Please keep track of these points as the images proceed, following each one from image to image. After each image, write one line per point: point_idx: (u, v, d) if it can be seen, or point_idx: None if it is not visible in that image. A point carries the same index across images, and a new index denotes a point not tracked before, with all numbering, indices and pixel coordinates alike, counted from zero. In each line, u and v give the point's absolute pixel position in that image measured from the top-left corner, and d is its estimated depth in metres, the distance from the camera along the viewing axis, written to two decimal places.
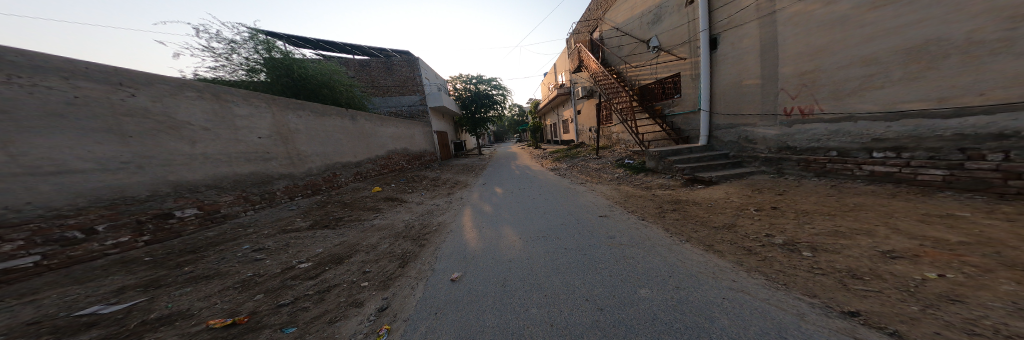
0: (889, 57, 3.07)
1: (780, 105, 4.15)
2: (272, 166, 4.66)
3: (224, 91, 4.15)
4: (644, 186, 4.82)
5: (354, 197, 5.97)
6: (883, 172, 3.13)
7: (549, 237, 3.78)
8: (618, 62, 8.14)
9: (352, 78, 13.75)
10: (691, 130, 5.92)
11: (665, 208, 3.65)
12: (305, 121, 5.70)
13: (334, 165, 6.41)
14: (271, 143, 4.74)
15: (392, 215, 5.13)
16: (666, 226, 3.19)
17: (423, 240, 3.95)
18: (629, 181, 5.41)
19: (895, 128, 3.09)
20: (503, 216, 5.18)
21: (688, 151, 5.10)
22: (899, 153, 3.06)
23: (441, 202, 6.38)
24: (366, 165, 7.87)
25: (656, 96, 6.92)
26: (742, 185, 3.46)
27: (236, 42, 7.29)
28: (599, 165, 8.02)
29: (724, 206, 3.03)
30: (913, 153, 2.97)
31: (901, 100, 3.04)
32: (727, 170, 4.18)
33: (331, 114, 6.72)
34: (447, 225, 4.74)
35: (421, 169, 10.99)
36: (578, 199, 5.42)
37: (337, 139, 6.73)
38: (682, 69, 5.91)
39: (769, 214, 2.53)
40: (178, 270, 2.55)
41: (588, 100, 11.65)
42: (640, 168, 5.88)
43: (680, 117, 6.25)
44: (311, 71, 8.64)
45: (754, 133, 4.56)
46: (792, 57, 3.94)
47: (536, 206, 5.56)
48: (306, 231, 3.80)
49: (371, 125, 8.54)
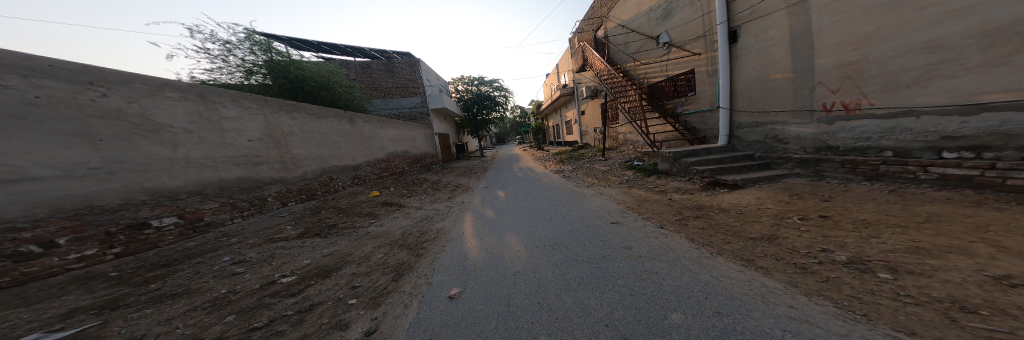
0: (960, 41, 2.66)
1: (818, 100, 3.81)
2: (263, 171, 4.40)
3: (210, 92, 3.90)
4: (658, 189, 4.48)
5: (351, 202, 5.70)
6: (958, 177, 2.66)
7: (557, 247, 3.45)
8: (624, 61, 7.84)
9: (353, 80, 13.64)
10: (708, 129, 5.57)
11: (686, 215, 3.29)
12: (299, 123, 5.45)
13: (330, 169, 6.16)
14: (262, 145, 4.48)
15: (388, 221, 4.81)
16: (690, 235, 2.83)
17: (420, 250, 3.63)
18: (641, 184, 5.07)
19: (972, 124, 2.67)
20: (506, 222, 4.86)
21: (707, 152, 4.71)
22: (980, 154, 2.63)
23: (441, 206, 6.06)
24: (365, 169, 7.61)
25: (667, 95, 6.58)
26: (774, 189, 3.10)
27: (231, 42, 7.06)
28: (606, 167, 7.68)
29: (758, 212, 2.67)
30: (1000, 153, 2.51)
31: (979, 91, 2.61)
32: (754, 171, 3.77)
33: (328, 116, 6.48)
34: (447, 232, 4.42)
35: (422, 172, 10.73)
36: (586, 203, 5.10)
37: (334, 141, 6.48)
38: (697, 65, 5.58)
39: (820, 224, 2.15)
40: (144, 287, 2.22)
41: (593, 101, 11.36)
42: (652, 170, 5.53)
43: (695, 116, 5.91)
44: (309, 73, 8.47)
45: (785, 132, 4.22)
46: (832, 47, 3.58)
47: (542, 211, 5.22)
48: (294, 240, 3.50)
49: (370, 127, 8.30)
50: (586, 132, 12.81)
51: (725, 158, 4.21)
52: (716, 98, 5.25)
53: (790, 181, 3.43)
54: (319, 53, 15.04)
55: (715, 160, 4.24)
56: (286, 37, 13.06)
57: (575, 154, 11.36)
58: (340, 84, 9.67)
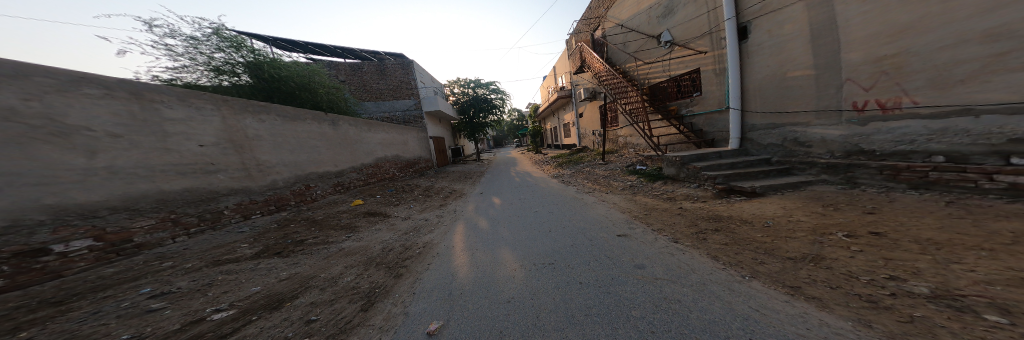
0: None
1: (847, 99, 3.46)
2: (218, 180, 3.85)
3: (148, 89, 3.36)
4: (666, 197, 4.18)
5: (329, 213, 5.14)
6: None
7: (558, 265, 3.04)
8: (624, 61, 7.61)
9: (342, 82, 13.05)
10: (716, 132, 5.28)
11: (705, 228, 2.90)
12: (268, 126, 4.90)
13: (307, 176, 5.60)
14: (216, 150, 3.92)
15: (370, 234, 4.30)
16: (712, 252, 2.46)
17: (400, 268, 3.15)
18: (646, 191, 4.81)
19: None
20: (501, 233, 4.42)
21: (717, 157, 4.40)
22: None
23: (430, 216, 5.56)
24: (349, 175, 7.06)
25: (670, 96, 6.33)
26: (801, 198, 2.77)
27: (196, 38, 6.44)
28: (607, 171, 7.37)
29: (792, 226, 2.31)
30: None
31: None
32: (772, 178, 3.47)
33: (306, 118, 5.94)
34: (433, 246, 3.95)
35: (415, 177, 10.21)
36: (587, 212, 4.84)
37: (312, 146, 5.94)
38: (702, 64, 5.32)
39: (871, 242, 1.79)
40: (8, 338, 1.66)
41: (591, 103, 11.15)
42: (656, 175, 5.26)
43: (700, 117, 5.63)
44: (287, 72, 7.92)
45: (808, 134, 3.88)
46: (862, 40, 3.24)
47: (539, 222, 4.81)
48: (246, 262, 2.96)
49: (356, 130, 7.76)
50: (585, 135, 12.58)
51: (740, 163, 3.89)
52: (725, 99, 4.96)
53: (816, 188, 3.12)
54: (308, 55, 14.44)
55: (727, 164, 3.92)
56: (271, 38, 12.45)
57: (574, 158, 11.03)
58: (323, 84, 9.13)
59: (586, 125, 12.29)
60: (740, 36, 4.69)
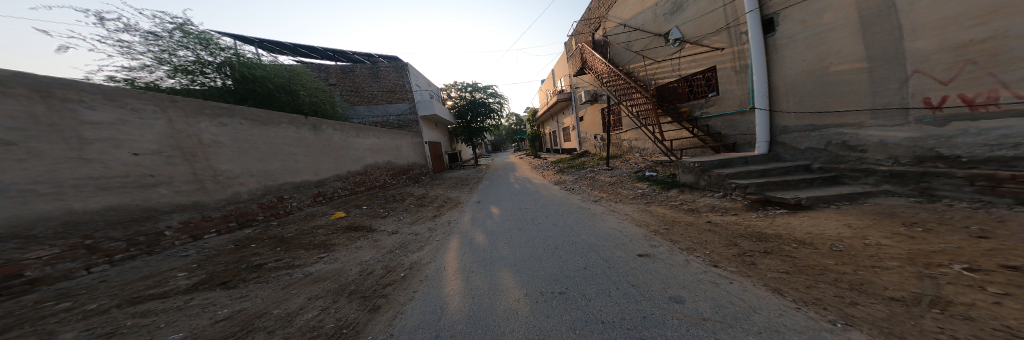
0: None
1: (916, 95, 3.01)
2: (158, 195, 3.19)
3: (63, 86, 2.72)
4: (688, 208, 3.73)
5: (303, 228, 4.46)
6: None
7: (571, 296, 2.47)
8: (629, 62, 7.36)
9: (333, 85, 12.42)
10: (736, 135, 4.85)
11: (747, 249, 2.37)
12: (233, 131, 4.25)
13: (279, 187, 4.93)
14: (157, 160, 3.26)
15: (348, 254, 3.66)
16: (768, 282, 1.91)
17: (377, 299, 2.53)
18: (661, 201, 4.42)
19: None
20: (500, 251, 3.85)
21: (743, 163, 3.96)
22: None
23: (421, 230, 4.93)
24: (332, 184, 6.38)
25: (681, 97, 5.97)
26: (869, 214, 2.31)
27: (156, 34, 5.69)
28: (613, 178, 6.95)
29: (873, 252, 1.82)
30: None
31: None
32: (818, 188, 3.02)
33: (282, 122, 5.28)
34: (421, 267, 3.34)
35: (409, 185, 9.57)
36: (598, 225, 4.35)
37: (288, 153, 5.27)
38: (718, 61, 4.97)
39: (1015, 282, 1.32)
40: None
41: (593, 106, 10.81)
42: (672, 183, 4.87)
43: (716, 119, 5.23)
44: (263, 73, 7.25)
45: (860, 137, 3.45)
46: (932, 26, 2.84)
47: (544, 237, 4.26)
48: (174, 299, 2.30)
49: (342, 135, 7.11)
50: (586, 139, 12.21)
51: (773, 170, 3.46)
52: (749, 98, 4.55)
53: (875, 200, 2.67)
54: (297, 58, 13.77)
55: (758, 171, 3.46)
56: (256, 39, 11.76)
57: (575, 163, 10.59)
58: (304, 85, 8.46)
59: (586, 129, 11.93)
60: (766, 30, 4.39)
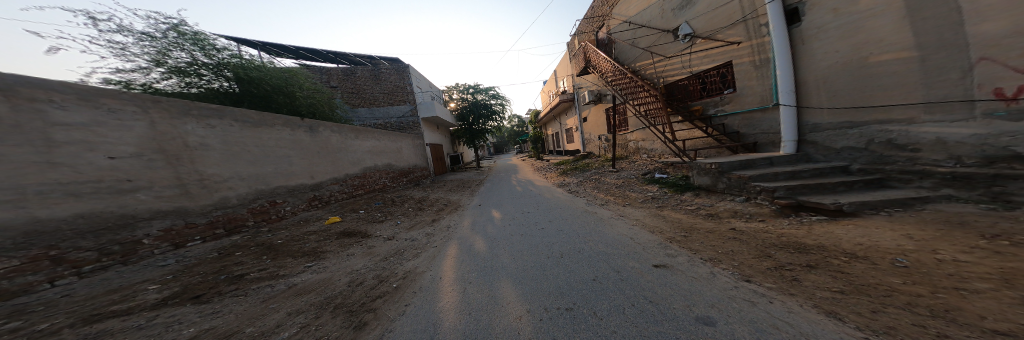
0: None
1: (984, 86, 2.69)
2: (135, 201, 2.99)
3: (31, 85, 2.54)
4: (706, 213, 3.43)
5: (295, 234, 4.23)
6: None
7: (579, 312, 2.17)
8: (635, 60, 7.09)
9: (334, 88, 12.33)
10: (757, 134, 4.52)
11: (783, 262, 2.05)
12: (222, 133, 4.06)
13: (272, 191, 4.72)
14: (135, 164, 3.07)
15: (338, 262, 3.42)
16: (819, 303, 1.60)
17: (361, 315, 2.25)
18: (675, 205, 4.11)
19: None
20: (501, 259, 3.57)
21: (767, 165, 3.64)
22: None
23: (418, 235, 4.67)
24: (329, 187, 6.18)
25: (692, 94, 5.66)
26: (932, 223, 1.99)
27: (151, 35, 5.54)
28: (620, 180, 6.66)
29: (952, 270, 1.51)
30: None
31: None
32: (859, 192, 2.70)
33: (275, 124, 5.09)
34: (416, 277, 3.07)
35: (409, 188, 9.36)
36: (606, 232, 4.05)
37: (282, 155, 5.07)
38: (734, 56, 4.67)
39: None
40: None
41: (597, 106, 10.54)
42: (685, 186, 4.56)
43: (733, 118, 4.92)
44: (261, 74, 7.12)
45: (911, 135, 3.13)
46: (1000, 8, 2.56)
47: (548, 244, 3.97)
48: (138, 316, 2.07)
49: (340, 137, 6.92)
50: (589, 140, 11.93)
51: (803, 172, 3.14)
52: (771, 94, 4.21)
53: (936, 207, 2.33)
54: (300, 61, 13.75)
55: (787, 173, 3.14)
56: (259, 42, 11.76)
57: (579, 165, 10.29)
58: (302, 86, 8.33)
59: (590, 130, 11.64)
60: (790, 22, 4.12)
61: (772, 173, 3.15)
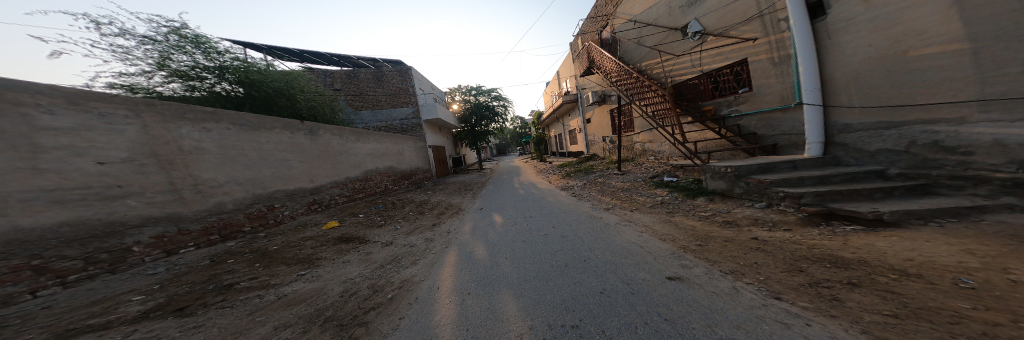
0: None
1: None
2: (125, 208, 2.90)
3: (17, 88, 2.46)
4: (723, 220, 3.19)
5: (291, 239, 4.11)
6: None
7: (587, 329, 1.96)
8: (641, 59, 6.86)
9: (337, 90, 12.35)
10: (776, 135, 4.26)
11: (819, 278, 1.82)
12: (218, 137, 3.98)
13: (270, 195, 4.63)
14: (126, 169, 2.98)
15: (333, 270, 3.27)
16: (868, 328, 1.33)
17: (349, 331, 2.07)
18: (688, 211, 3.87)
19: None
20: (502, 268, 3.38)
21: (789, 168, 3.39)
22: None
23: (417, 241, 4.51)
24: (328, 191, 6.08)
25: (704, 94, 5.41)
26: (995, 237, 1.75)
27: (151, 38, 5.51)
28: (626, 183, 6.42)
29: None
30: None
31: None
32: (900, 199, 2.45)
33: (274, 127, 5.01)
34: (412, 286, 2.91)
35: (410, 191, 9.24)
36: (614, 239, 3.82)
37: (280, 159, 4.98)
38: (750, 53, 4.43)
39: None
40: None
41: (601, 107, 10.31)
42: (698, 191, 4.32)
43: (749, 118, 4.67)
44: (262, 77, 7.09)
45: (959, 137, 2.85)
46: None
47: (552, 252, 3.77)
48: (115, 331, 1.94)
49: (340, 140, 6.84)
50: (593, 142, 11.69)
51: (832, 176, 2.88)
52: (794, 93, 3.93)
53: (993, 217, 2.07)
54: (305, 64, 13.85)
55: (813, 178, 2.89)
56: (265, 46, 11.87)
57: (583, 167, 10.06)
58: (303, 89, 8.29)
59: (594, 131, 11.40)
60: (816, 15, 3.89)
61: (797, 177, 2.91)
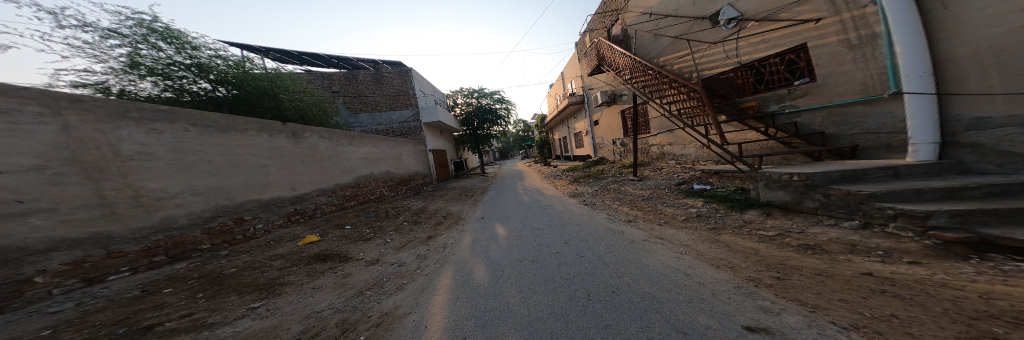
0: None
1: None
2: (27, 229, 2.24)
3: None
4: (798, 243, 2.47)
5: (256, 259, 3.42)
6: None
7: None
8: (660, 54, 6.25)
9: (335, 92, 11.86)
10: (851, 136, 3.59)
11: None
12: (170, 141, 3.38)
13: (238, 206, 3.97)
14: (33, 180, 2.34)
15: (296, 300, 2.56)
16: None
17: None
18: (738, 227, 3.15)
19: None
20: (508, 298, 2.64)
21: (882, 176, 2.68)
22: None
23: (408, 258, 3.81)
24: (313, 199, 5.44)
25: (742, 89, 4.80)
26: None
27: (117, 32, 4.93)
28: (645, 190, 5.71)
29: None
30: None
31: None
32: None
33: (249, 129, 4.40)
34: (393, 323, 2.18)
35: (407, 197, 8.58)
36: (646, 262, 3.08)
37: (255, 165, 4.35)
38: (811, 37, 3.82)
39: None
40: None
41: (611, 109, 9.66)
42: (745, 202, 3.60)
43: (808, 115, 3.99)
44: (243, 76, 6.56)
45: None
46: None
47: (568, 277, 3.02)
48: None
49: (330, 143, 6.22)
50: (602, 145, 11.01)
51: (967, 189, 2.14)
52: (893, 81, 3.14)
53: None
54: (304, 66, 13.50)
55: (937, 192, 2.17)
56: (263, 48, 11.54)
57: (592, 171, 9.35)
58: (290, 89, 7.71)
59: (603, 134, 10.72)
60: None
61: (912, 190, 2.20)
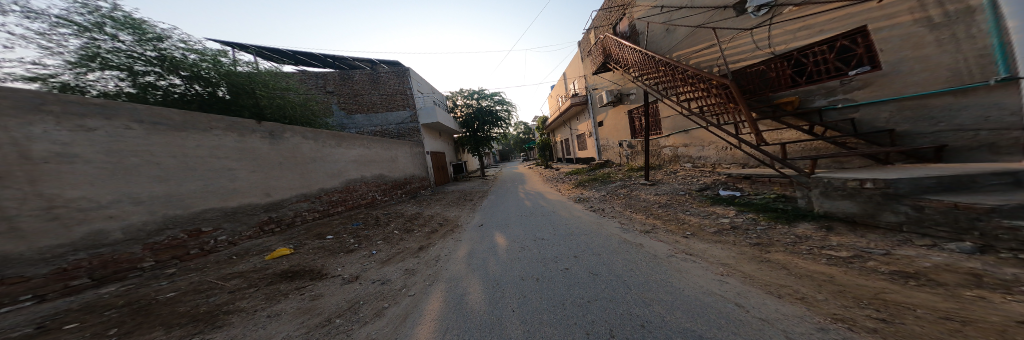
0: None
1: None
2: None
3: None
4: (887, 269, 1.93)
5: (205, 279, 2.82)
6: None
7: None
8: (678, 46, 5.89)
9: (328, 92, 11.25)
10: (929, 133, 3.20)
11: None
12: (103, 140, 2.81)
13: (191, 217, 3.37)
14: None
15: (239, 336, 1.93)
16: None
17: None
18: (793, 243, 2.62)
19: None
20: (508, 329, 1.97)
21: (993, 183, 2.19)
22: None
23: (393, 274, 3.22)
24: (293, 206, 4.85)
25: (776, 82, 4.56)
26: None
27: (66, 19, 4.34)
28: (660, 196, 5.16)
29: None
30: None
31: None
32: None
33: (213, 127, 3.85)
34: None
35: (403, 202, 7.99)
36: (681, 284, 2.48)
37: (220, 168, 3.78)
38: (869, 19, 3.46)
39: None
40: None
41: (617, 109, 9.20)
42: (795, 214, 3.11)
43: (870, 109, 3.61)
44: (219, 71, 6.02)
45: None
46: None
47: (586, 300, 2.39)
48: None
49: (315, 145, 5.64)
50: (607, 147, 10.53)
51: None
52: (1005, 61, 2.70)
53: None
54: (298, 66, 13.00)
55: None
56: (253, 46, 11.02)
57: (597, 175, 8.79)
58: (272, 86, 7.15)
59: (608, 136, 10.20)
60: None
61: None
